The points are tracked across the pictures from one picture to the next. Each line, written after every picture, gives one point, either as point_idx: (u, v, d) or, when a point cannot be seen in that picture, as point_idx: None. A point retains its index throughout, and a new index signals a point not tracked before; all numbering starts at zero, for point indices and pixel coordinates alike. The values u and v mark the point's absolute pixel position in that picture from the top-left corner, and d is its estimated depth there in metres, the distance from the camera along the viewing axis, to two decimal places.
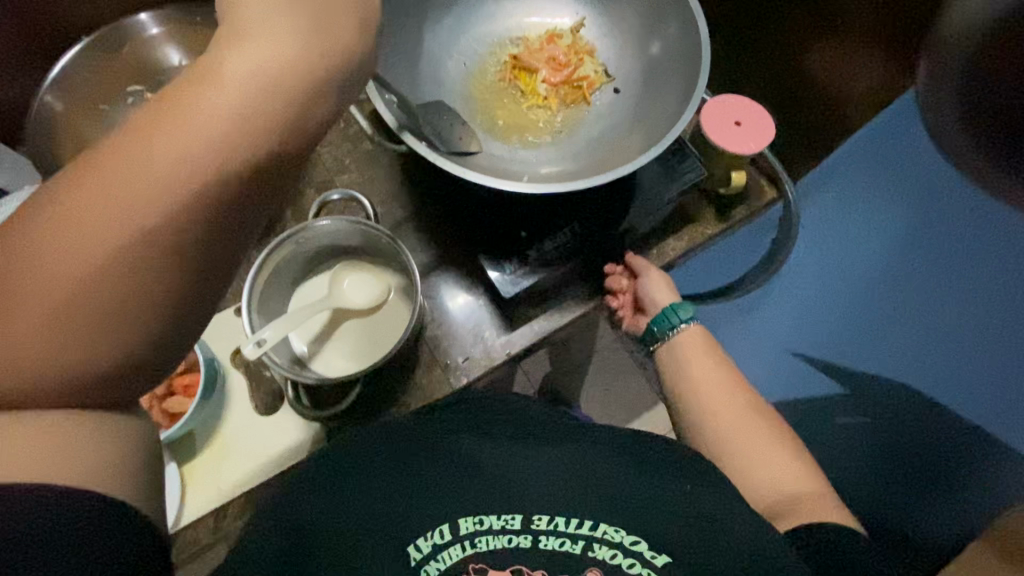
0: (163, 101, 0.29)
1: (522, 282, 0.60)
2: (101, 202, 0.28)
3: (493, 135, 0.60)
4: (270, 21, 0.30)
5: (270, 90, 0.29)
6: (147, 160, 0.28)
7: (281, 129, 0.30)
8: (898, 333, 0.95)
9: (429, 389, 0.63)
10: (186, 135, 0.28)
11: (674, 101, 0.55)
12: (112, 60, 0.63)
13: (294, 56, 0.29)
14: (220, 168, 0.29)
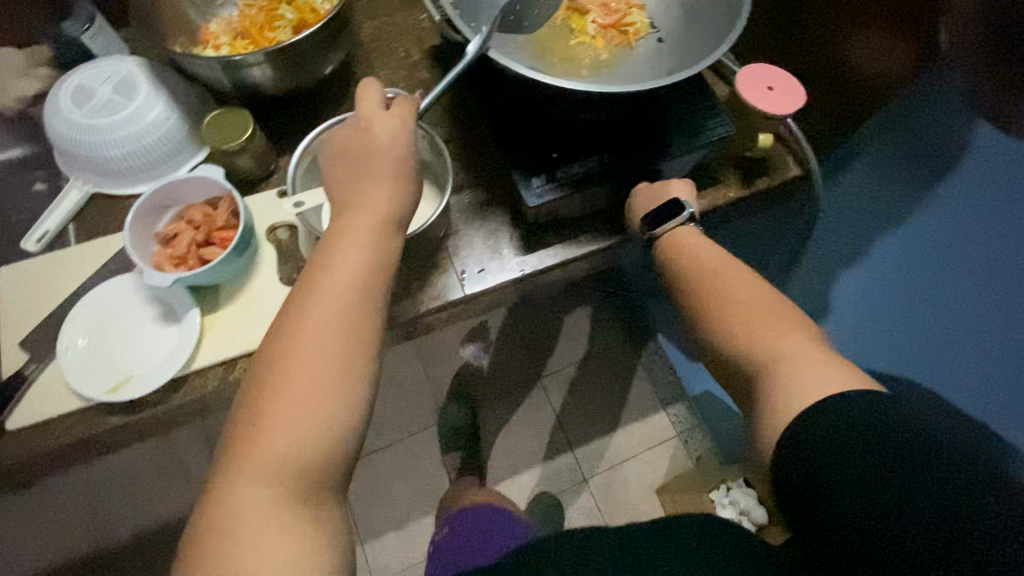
0: (326, 244, 0.46)
1: (545, 196, 0.63)
2: (305, 332, 0.42)
3: (540, 61, 0.64)
4: (364, 143, 0.48)
5: (388, 179, 0.48)
6: (330, 291, 0.43)
7: (394, 210, 0.47)
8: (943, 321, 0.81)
9: (441, 290, 0.66)
10: (343, 258, 0.45)
11: (715, 41, 0.60)
12: None
13: (385, 157, 0.48)
14: (372, 265, 0.45)
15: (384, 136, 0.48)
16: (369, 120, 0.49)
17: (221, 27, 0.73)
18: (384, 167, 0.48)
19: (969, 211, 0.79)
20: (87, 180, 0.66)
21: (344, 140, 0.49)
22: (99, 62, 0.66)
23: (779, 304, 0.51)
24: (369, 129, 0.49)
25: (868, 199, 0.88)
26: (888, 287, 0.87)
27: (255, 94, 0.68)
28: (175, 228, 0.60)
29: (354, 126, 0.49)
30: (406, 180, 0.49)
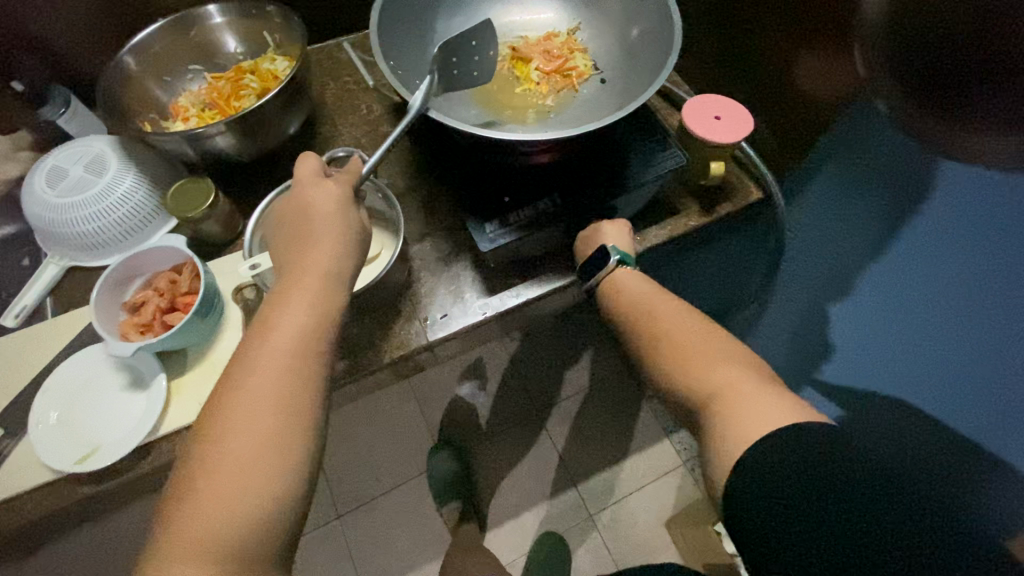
0: (266, 307, 0.49)
1: (499, 240, 0.64)
2: (243, 389, 0.45)
3: (485, 112, 0.66)
4: (308, 210, 0.54)
5: (331, 244, 0.52)
6: (264, 353, 0.46)
7: (337, 270, 0.51)
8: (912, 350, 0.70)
9: (406, 338, 0.66)
10: (280, 320, 0.48)
11: (648, 82, 0.62)
12: (182, 40, 0.76)
13: (324, 222, 0.53)
14: (312, 322, 0.48)
15: (324, 203, 0.54)
16: (310, 190, 0.54)
17: (189, 100, 0.76)
18: (320, 232, 0.52)
19: (921, 257, 0.66)
20: (63, 254, 0.69)
21: (293, 207, 0.55)
22: (72, 143, 0.70)
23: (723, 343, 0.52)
24: (312, 197, 0.54)
25: (827, 228, 0.77)
26: (870, 317, 0.74)
27: (220, 161, 0.70)
28: (141, 297, 0.62)
29: (297, 196, 0.55)
30: (347, 240, 0.53)
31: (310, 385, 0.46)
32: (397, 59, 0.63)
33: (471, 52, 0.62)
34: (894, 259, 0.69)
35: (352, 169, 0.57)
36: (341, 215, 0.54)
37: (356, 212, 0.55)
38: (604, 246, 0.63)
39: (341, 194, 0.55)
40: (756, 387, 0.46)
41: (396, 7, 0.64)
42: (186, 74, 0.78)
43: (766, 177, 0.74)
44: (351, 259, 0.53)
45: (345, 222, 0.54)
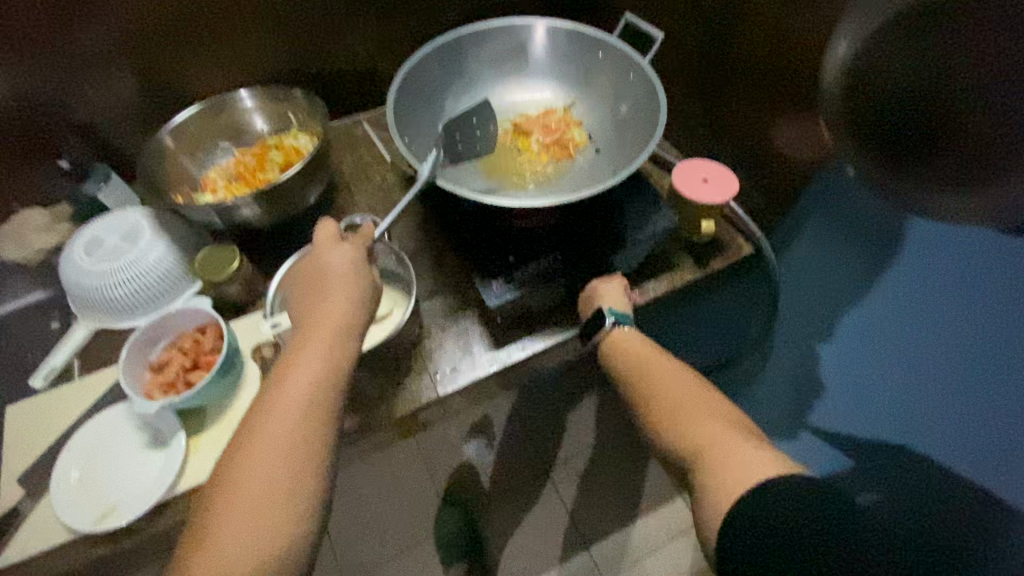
0: (284, 357, 0.53)
1: (505, 296, 0.68)
2: (262, 434, 0.47)
3: (490, 178, 0.72)
4: (326, 268, 0.58)
5: (346, 298, 0.56)
6: (280, 400, 0.49)
7: (350, 322, 0.55)
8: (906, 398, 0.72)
9: (416, 393, 0.69)
10: (296, 369, 0.51)
11: (638, 151, 0.68)
12: (216, 121, 0.84)
13: (341, 280, 0.57)
14: (327, 370, 0.51)
15: (341, 263, 0.58)
16: (328, 251, 0.59)
17: (218, 173, 0.83)
18: (338, 289, 0.56)
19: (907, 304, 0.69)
20: (93, 318, 0.73)
21: (311, 267, 0.59)
22: (111, 214, 0.76)
23: (704, 396, 0.55)
24: (330, 256, 0.58)
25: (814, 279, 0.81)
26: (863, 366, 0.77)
27: (245, 229, 0.76)
28: (166, 357, 0.65)
29: (316, 256, 0.59)
30: (362, 297, 0.57)
31: (324, 431, 0.49)
32: (411, 134, 0.70)
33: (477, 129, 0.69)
34: (881, 304, 0.73)
35: (365, 232, 0.62)
36: (357, 274, 0.58)
37: (370, 271, 0.59)
38: (601, 308, 0.66)
39: (356, 254, 0.59)
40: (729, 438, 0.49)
41: (411, 89, 0.71)
42: (216, 150, 0.85)
43: (754, 232, 0.79)
44: (364, 311, 0.57)
45: (359, 280, 0.58)
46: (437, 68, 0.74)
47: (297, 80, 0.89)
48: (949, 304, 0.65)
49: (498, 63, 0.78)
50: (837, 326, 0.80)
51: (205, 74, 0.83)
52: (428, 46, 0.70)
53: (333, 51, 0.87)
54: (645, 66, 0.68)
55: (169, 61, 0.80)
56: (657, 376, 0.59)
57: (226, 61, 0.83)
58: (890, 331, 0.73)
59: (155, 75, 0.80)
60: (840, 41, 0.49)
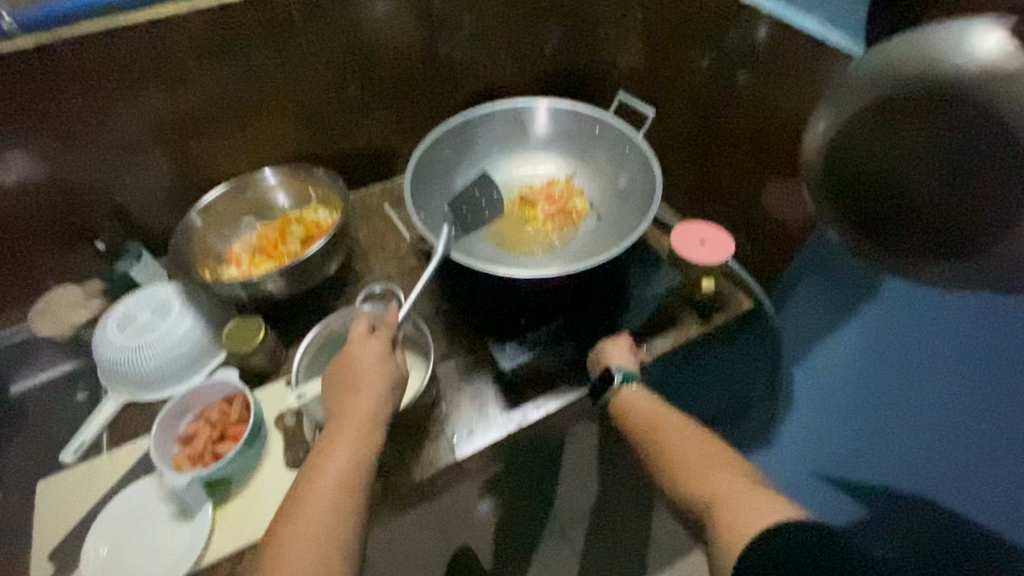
0: (316, 451, 0.56)
1: (518, 359, 0.71)
2: (297, 527, 0.50)
3: (500, 248, 0.77)
4: (356, 361, 0.61)
5: (375, 392, 0.59)
6: (314, 496, 0.52)
7: (377, 415, 0.58)
8: (921, 454, 0.67)
9: (434, 456, 0.71)
10: (328, 465, 0.54)
11: (638, 220, 0.72)
12: (240, 199, 0.90)
13: (370, 373, 0.60)
14: (357, 465, 0.54)
15: (369, 355, 0.61)
16: (358, 343, 0.62)
17: (242, 247, 0.88)
18: (366, 380, 0.59)
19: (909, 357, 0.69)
20: (122, 391, 0.76)
21: (340, 359, 0.62)
22: (142, 290, 0.81)
23: (715, 452, 0.59)
24: (360, 349, 0.62)
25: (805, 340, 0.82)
26: (870, 428, 0.73)
27: (269, 301, 0.80)
28: (193, 429, 0.68)
29: (346, 349, 0.63)
30: (387, 388, 0.60)
31: (350, 522, 0.51)
32: (424, 210, 0.75)
33: (479, 201, 0.78)
34: (883, 359, 0.72)
35: (389, 319, 0.64)
36: (383, 363, 0.61)
37: (393, 358, 0.62)
38: (612, 368, 0.69)
39: (383, 344, 0.62)
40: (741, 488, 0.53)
41: (424, 169, 0.77)
42: (240, 226, 0.90)
43: (754, 289, 0.82)
44: (389, 401, 0.60)
45: (384, 370, 0.60)
46: (448, 148, 0.80)
47: (316, 158, 0.96)
48: (953, 358, 0.66)
49: (503, 141, 0.84)
50: (830, 387, 0.78)
51: (231, 158, 0.90)
52: (439, 130, 0.77)
53: (350, 131, 0.94)
54: (639, 143, 0.74)
55: (198, 148, 0.86)
56: (666, 435, 0.63)
57: (250, 145, 0.90)
58: (891, 386, 0.71)
59: (185, 161, 0.87)
60: (818, 116, 0.38)
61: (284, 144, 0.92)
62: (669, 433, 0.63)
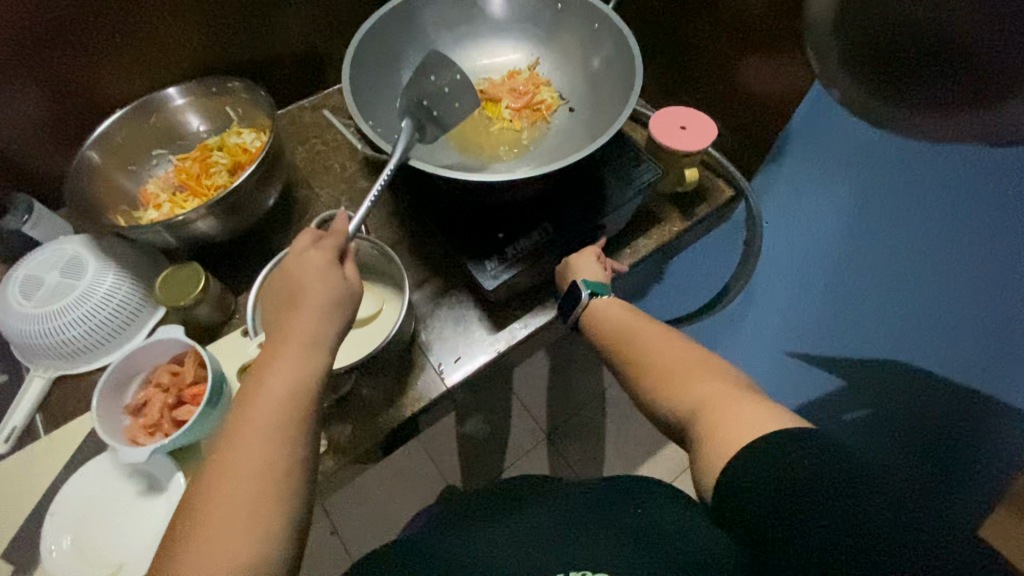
0: (253, 376, 0.47)
1: (501, 276, 0.65)
2: (226, 471, 0.41)
3: (465, 154, 0.68)
4: (296, 274, 0.50)
5: (324, 309, 0.49)
6: (247, 426, 0.43)
7: (320, 335, 0.48)
8: (869, 303, 0.83)
9: (423, 389, 0.66)
10: (266, 390, 0.45)
11: (618, 107, 0.65)
12: (145, 127, 0.75)
13: (310, 286, 0.49)
14: (300, 390, 0.45)
15: (310, 264, 0.50)
16: (303, 252, 0.51)
17: (159, 184, 0.75)
18: (306, 302, 0.48)
19: (850, 222, 0.83)
20: (48, 366, 0.66)
21: (282, 273, 0.51)
22: (42, 248, 0.67)
23: (703, 363, 0.52)
24: (298, 259, 0.51)
25: (804, 214, 0.87)
26: (838, 289, 0.86)
27: (203, 244, 0.69)
28: (144, 396, 0.59)
29: (288, 260, 0.52)
30: (335, 310, 0.49)
31: (289, 465, 0.43)
32: (372, 113, 0.64)
33: (436, 85, 0.57)
34: (837, 227, 0.85)
35: (337, 229, 0.53)
36: (326, 277, 0.50)
37: (340, 273, 0.51)
38: (576, 282, 0.63)
39: (330, 253, 0.51)
40: (722, 388, 0.47)
41: (362, 65, 0.65)
42: (151, 159, 0.76)
43: (735, 175, 0.78)
44: (335, 326, 0.49)
45: (328, 284, 0.50)
46: (390, 37, 0.67)
47: (231, 70, 0.81)
48: (888, 218, 0.80)
49: (452, 29, 0.72)
50: (809, 257, 0.88)
51: (123, 75, 0.73)
52: (377, 14, 0.64)
53: (265, 32, 0.79)
54: (611, 15, 0.64)
55: (72, 61, 0.69)
56: (640, 339, 0.56)
57: (141, 53, 0.73)
58: (850, 250, 0.84)
59: (58, 79, 0.69)
60: None
61: (184, 50, 0.75)
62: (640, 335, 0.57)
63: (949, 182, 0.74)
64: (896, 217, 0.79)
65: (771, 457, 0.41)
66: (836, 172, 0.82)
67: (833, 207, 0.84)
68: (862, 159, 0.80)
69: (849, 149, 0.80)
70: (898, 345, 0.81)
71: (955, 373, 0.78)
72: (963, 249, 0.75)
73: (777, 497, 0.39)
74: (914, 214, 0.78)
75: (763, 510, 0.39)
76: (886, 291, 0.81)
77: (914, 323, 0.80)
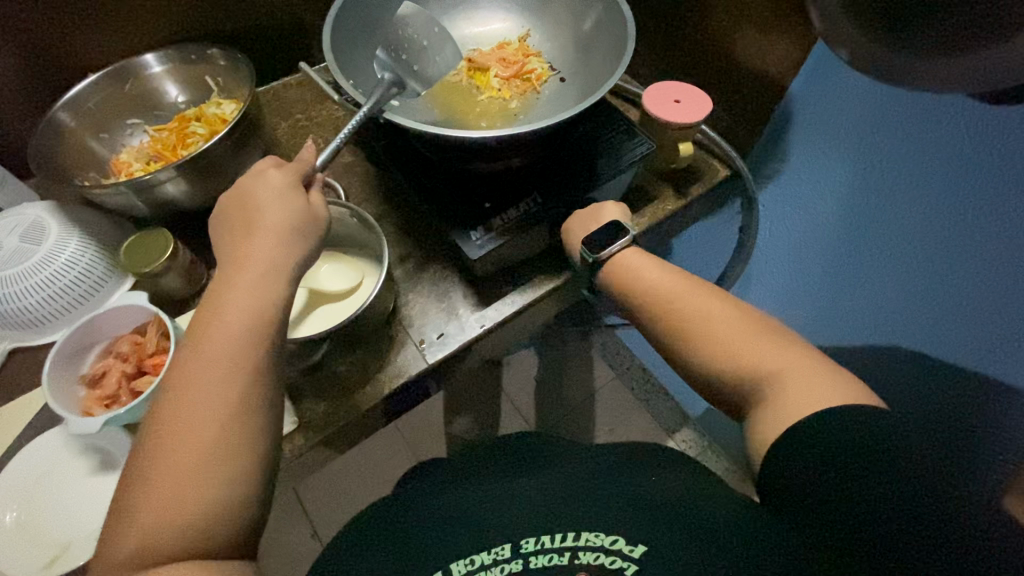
0: (204, 305, 0.44)
1: (487, 246, 0.62)
2: (184, 404, 0.40)
3: (450, 120, 0.66)
4: (254, 201, 0.48)
5: (288, 235, 0.47)
6: (203, 351, 0.41)
7: (279, 264, 0.46)
8: (870, 281, 0.81)
9: (403, 366, 0.62)
10: (223, 315, 0.43)
11: (610, 71, 0.62)
12: (119, 94, 0.72)
13: (269, 215, 0.47)
14: (259, 317, 0.43)
15: (269, 188, 0.48)
16: (264, 176, 0.49)
17: (132, 152, 0.71)
18: (265, 225, 0.46)
19: (848, 199, 0.81)
20: (4, 337, 0.62)
21: (238, 201, 0.49)
22: (3, 213, 0.64)
23: (706, 323, 0.50)
24: (256, 185, 0.49)
25: (804, 192, 0.87)
26: (838, 269, 0.85)
27: (175, 212, 0.66)
28: (102, 367, 0.55)
29: (244, 185, 0.49)
30: (299, 237, 0.48)
31: (251, 420, 0.40)
32: (354, 75, 0.61)
33: (415, 42, 0.62)
34: (834, 205, 0.83)
35: (308, 168, 0.51)
36: (288, 200, 0.48)
37: (304, 198, 0.49)
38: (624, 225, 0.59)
39: (288, 181, 0.49)
40: (735, 337, 0.48)
41: (346, 27, 0.63)
42: (125, 128, 0.73)
43: (732, 154, 0.76)
44: (298, 254, 0.47)
45: (291, 208, 0.48)
46: (377, 2, 0.66)
47: (212, 39, 0.78)
48: (886, 194, 0.76)
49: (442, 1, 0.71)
50: (811, 236, 0.88)
51: (96, 36, 0.70)
52: None
53: (249, 2, 0.77)
54: None
55: (40, 17, 0.66)
56: (661, 293, 0.53)
57: (117, 16, 0.70)
58: (850, 227, 0.82)
59: (27, 37, 0.66)
60: None
61: (162, 15, 0.73)
62: (674, 290, 0.53)
63: (945, 151, 0.68)
64: (889, 192, 0.76)
65: (814, 437, 0.40)
66: (837, 143, 0.80)
67: (833, 185, 0.82)
68: (860, 125, 0.77)
69: (847, 120, 0.78)
70: (899, 326, 0.78)
71: (957, 358, 0.72)
72: (953, 225, 0.69)
73: (826, 483, 0.39)
74: (908, 187, 0.73)
75: (804, 488, 0.39)
76: (884, 267, 0.78)
77: (914, 304, 0.76)
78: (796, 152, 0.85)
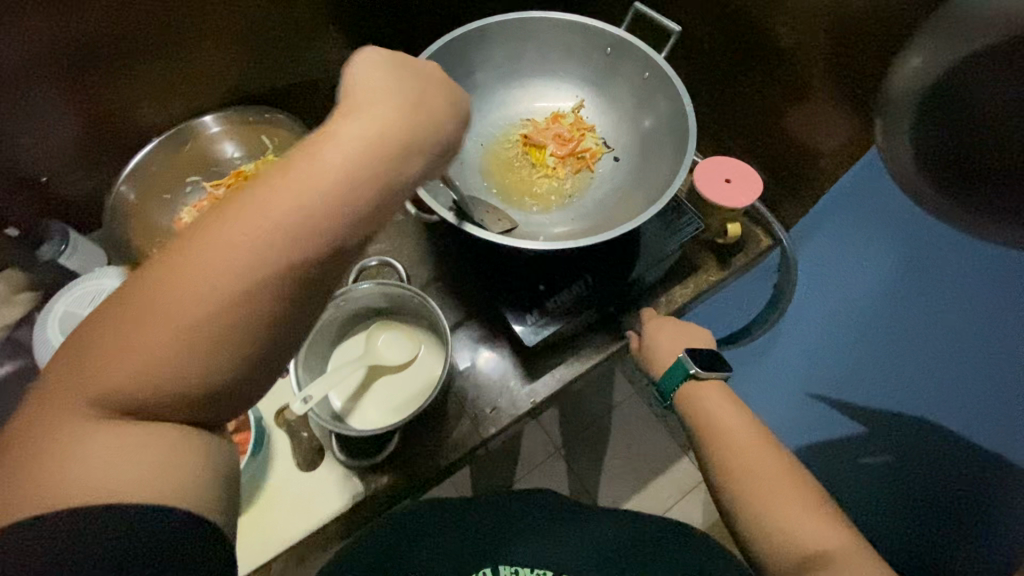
0: (288, 156, 0.36)
1: (542, 331, 0.65)
2: (197, 265, 0.33)
3: (506, 201, 0.67)
4: (382, 96, 0.38)
5: (395, 148, 0.37)
6: (244, 213, 0.33)
7: (379, 173, 0.36)
8: (897, 368, 0.82)
9: (459, 440, 0.66)
10: (292, 188, 0.34)
11: (669, 164, 0.64)
12: (180, 156, 0.74)
13: (390, 116, 0.37)
14: (315, 226, 0.34)
15: (405, 80, 0.40)
16: (404, 74, 0.40)
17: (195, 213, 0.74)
18: (384, 116, 0.37)
19: (884, 292, 0.81)
20: None
21: (369, 82, 0.39)
22: (78, 280, 0.67)
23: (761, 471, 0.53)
24: (392, 78, 0.40)
25: (839, 269, 0.86)
26: (863, 355, 0.86)
27: None
28: None
29: (382, 73, 0.40)
30: (404, 149, 0.37)
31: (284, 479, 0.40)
32: None
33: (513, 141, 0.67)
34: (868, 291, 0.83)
35: None
36: (419, 99, 0.39)
37: (438, 100, 0.40)
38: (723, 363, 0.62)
39: (418, 87, 0.40)
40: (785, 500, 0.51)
41: None
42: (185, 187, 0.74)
43: (775, 225, 0.78)
44: (405, 169, 0.37)
45: (414, 111, 0.38)
46: None
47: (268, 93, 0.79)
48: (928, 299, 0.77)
49: (499, 71, 0.70)
50: (841, 313, 0.88)
51: (159, 102, 0.71)
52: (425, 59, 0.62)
53: (303, 58, 0.76)
54: (663, 67, 0.63)
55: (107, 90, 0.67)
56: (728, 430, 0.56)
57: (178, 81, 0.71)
58: (882, 318, 0.83)
59: (95, 109, 0.67)
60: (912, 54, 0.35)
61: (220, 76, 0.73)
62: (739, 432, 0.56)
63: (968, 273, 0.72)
64: (931, 299, 0.76)
65: None
66: (882, 237, 0.79)
67: (872, 275, 0.82)
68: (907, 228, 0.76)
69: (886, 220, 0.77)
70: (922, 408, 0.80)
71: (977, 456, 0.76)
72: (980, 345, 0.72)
73: None
74: (956, 300, 0.73)
75: None
76: (914, 360, 0.80)
77: (937, 402, 0.78)
78: (834, 235, 0.85)
